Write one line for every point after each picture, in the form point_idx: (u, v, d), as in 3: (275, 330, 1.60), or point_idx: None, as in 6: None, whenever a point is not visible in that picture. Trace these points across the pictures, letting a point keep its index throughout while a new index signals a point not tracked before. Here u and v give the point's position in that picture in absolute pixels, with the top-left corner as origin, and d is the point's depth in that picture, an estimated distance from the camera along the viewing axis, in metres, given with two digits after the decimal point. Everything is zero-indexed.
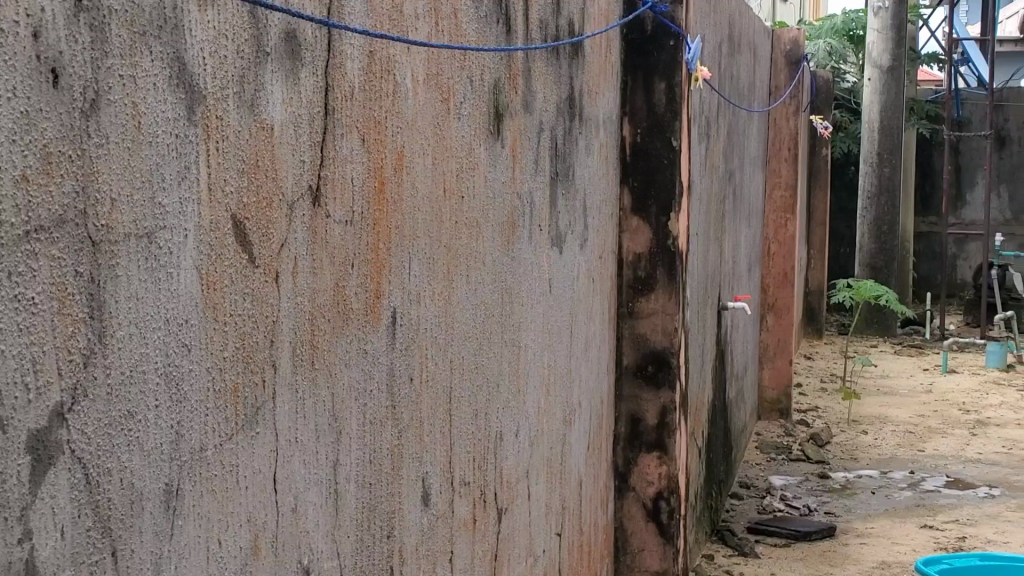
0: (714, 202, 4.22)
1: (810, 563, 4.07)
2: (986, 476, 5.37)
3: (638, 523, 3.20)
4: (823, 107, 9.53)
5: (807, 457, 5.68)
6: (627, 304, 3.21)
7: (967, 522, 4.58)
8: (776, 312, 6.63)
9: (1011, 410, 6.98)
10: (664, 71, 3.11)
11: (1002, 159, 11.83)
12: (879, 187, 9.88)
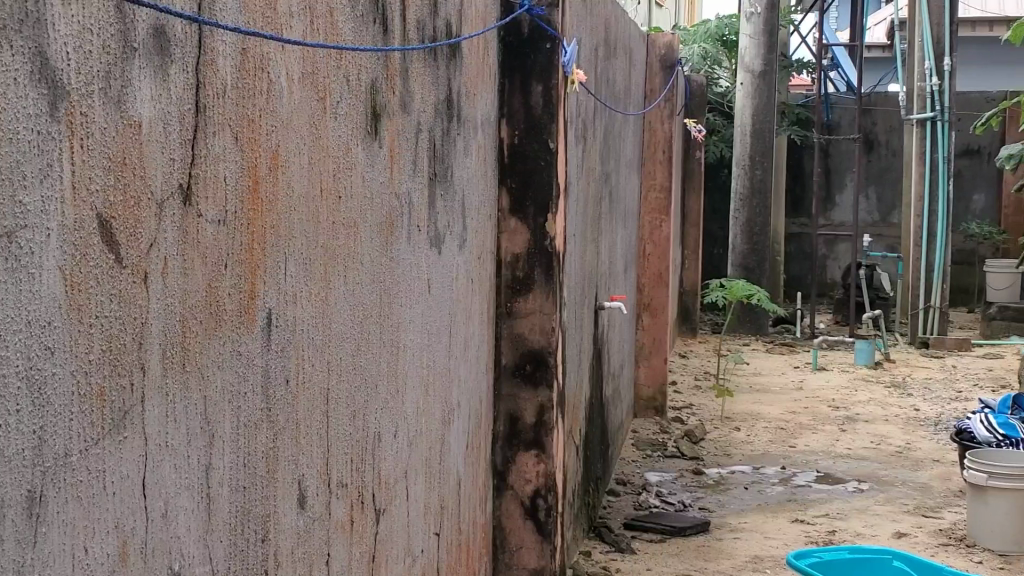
0: (591, 203, 4.27)
1: (685, 559, 4.15)
2: (855, 471, 5.55)
3: (516, 521, 3.22)
4: (697, 110, 9.73)
5: (682, 454, 5.80)
6: (505, 304, 3.23)
7: (835, 516, 4.73)
8: (651, 311, 6.73)
9: (878, 406, 7.24)
10: (540, 74, 3.14)
11: (869, 163, 12.26)
12: (751, 189, 10.14)
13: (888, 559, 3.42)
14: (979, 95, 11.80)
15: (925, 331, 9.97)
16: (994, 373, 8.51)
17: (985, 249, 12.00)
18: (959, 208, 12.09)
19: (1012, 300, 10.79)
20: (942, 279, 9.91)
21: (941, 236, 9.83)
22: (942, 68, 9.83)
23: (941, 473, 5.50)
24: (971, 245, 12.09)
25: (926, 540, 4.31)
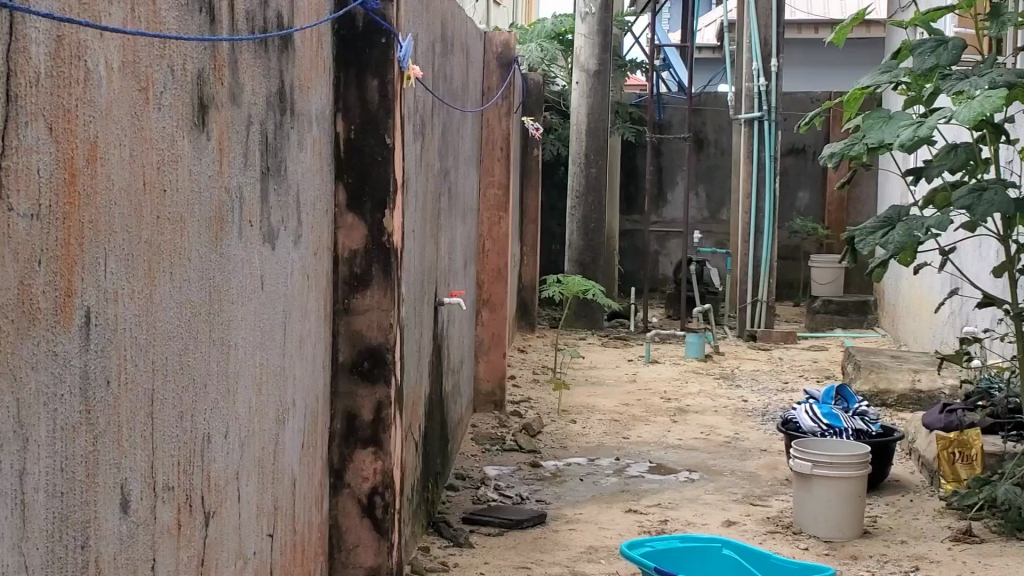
0: (429, 198, 4.27)
1: (521, 551, 4.19)
2: (686, 461, 5.72)
3: (353, 520, 3.21)
4: (534, 108, 9.84)
5: (520, 447, 5.86)
6: (343, 301, 3.19)
7: (668, 505, 4.86)
8: (490, 307, 6.77)
9: (708, 398, 7.47)
10: (376, 68, 3.11)
11: (701, 161, 12.63)
12: (587, 186, 10.32)
13: (718, 547, 3.55)
14: (804, 96, 12.28)
15: (754, 324, 10.33)
16: (817, 364, 8.87)
17: (809, 245, 12.51)
18: (785, 206, 12.56)
19: (835, 294, 11.28)
20: (769, 273, 10.29)
21: (768, 232, 10.20)
22: (769, 68, 10.16)
23: (769, 462, 5.70)
24: (797, 241, 12.61)
25: (754, 527, 4.46)
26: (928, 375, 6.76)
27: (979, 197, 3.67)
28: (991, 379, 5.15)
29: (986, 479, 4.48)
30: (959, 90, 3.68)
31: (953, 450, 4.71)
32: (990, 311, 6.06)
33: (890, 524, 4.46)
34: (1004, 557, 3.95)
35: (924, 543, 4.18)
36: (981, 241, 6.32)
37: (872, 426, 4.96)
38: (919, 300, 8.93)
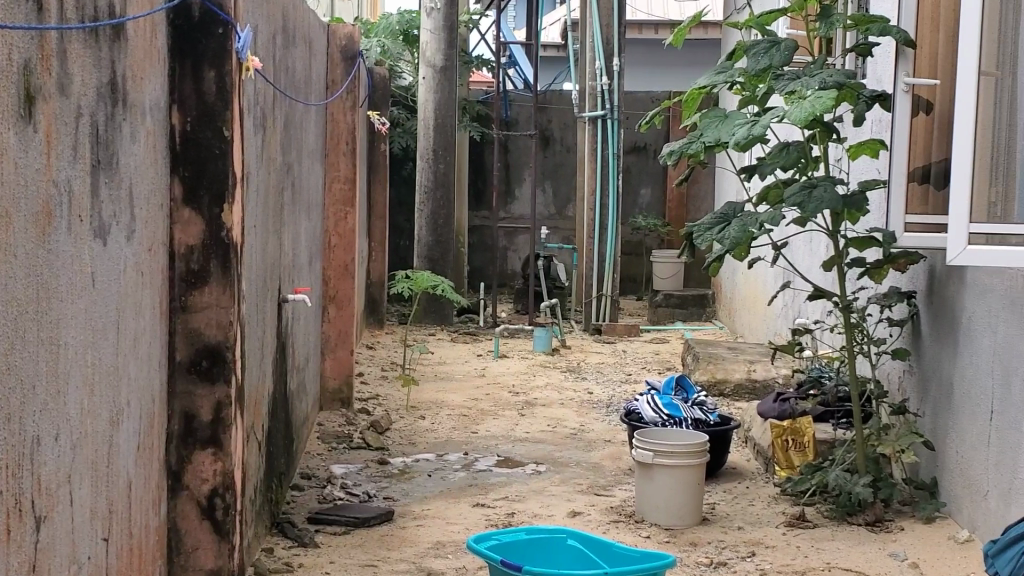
0: (271, 192, 4.19)
1: (367, 549, 4.16)
2: (532, 454, 5.77)
3: (192, 522, 3.13)
4: (380, 103, 9.76)
5: (368, 444, 5.81)
6: (179, 298, 3.10)
7: (514, 498, 4.90)
8: (337, 303, 6.69)
9: (554, 391, 7.55)
10: (213, 59, 3.04)
11: (546, 158, 12.77)
12: (434, 182, 10.31)
13: (563, 538, 3.61)
14: (645, 95, 12.55)
15: (598, 318, 10.50)
16: (659, 356, 9.08)
17: (651, 240, 12.80)
18: (628, 202, 12.82)
19: (676, 288, 11.57)
20: (613, 268, 10.48)
21: (612, 228, 10.39)
22: (611, 67, 10.33)
23: (612, 453, 5.81)
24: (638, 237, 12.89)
25: (598, 517, 4.54)
26: (763, 365, 7.00)
27: (809, 194, 3.79)
28: (822, 370, 5.36)
29: (817, 466, 4.67)
30: (791, 90, 3.80)
31: (786, 438, 4.87)
32: (820, 304, 6.32)
33: (728, 511, 4.60)
34: (835, 540, 4.11)
35: (761, 529, 4.32)
36: (812, 236, 6.58)
37: (710, 416, 5.10)
38: (755, 294, 9.23)
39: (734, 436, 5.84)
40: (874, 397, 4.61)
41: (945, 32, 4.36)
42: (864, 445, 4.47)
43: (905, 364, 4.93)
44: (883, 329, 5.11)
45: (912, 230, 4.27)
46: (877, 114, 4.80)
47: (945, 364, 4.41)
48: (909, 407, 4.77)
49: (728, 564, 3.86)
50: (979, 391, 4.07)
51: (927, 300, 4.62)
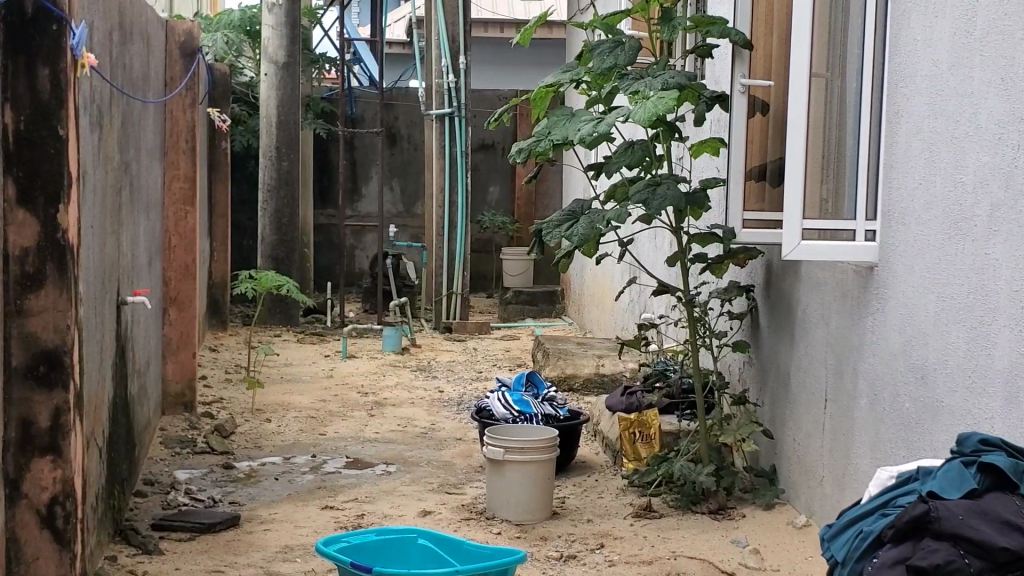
0: (109, 191, 4.05)
1: (214, 554, 4.07)
2: (383, 454, 5.74)
3: (31, 531, 3.00)
4: (221, 100, 9.53)
5: (213, 449, 5.67)
6: (13, 302, 2.95)
7: (364, 499, 4.85)
8: (178, 305, 6.51)
9: (403, 390, 7.52)
10: (47, 56, 2.91)
11: (392, 156, 12.72)
12: (277, 180, 10.13)
13: (414, 538, 3.59)
14: (491, 93, 12.62)
15: (448, 316, 10.50)
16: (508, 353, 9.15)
17: (498, 238, 12.88)
18: (476, 200, 12.86)
19: (525, 285, 11.67)
20: (462, 266, 10.50)
21: (460, 226, 10.42)
22: (457, 65, 10.29)
23: (463, 450, 5.82)
24: (485, 235, 12.96)
25: (449, 515, 4.54)
26: (611, 359, 7.13)
27: (653, 192, 3.86)
28: (667, 362, 5.50)
29: (663, 457, 4.78)
30: (634, 90, 3.84)
31: (633, 431, 4.95)
32: (665, 299, 6.47)
33: (577, 504, 4.66)
34: (680, 529, 4.21)
35: (609, 521, 4.39)
36: (657, 233, 6.73)
37: (560, 410, 5.15)
38: (601, 290, 9.40)
39: (585, 430, 5.93)
40: (717, 388, 4.74)
41: (778, 36, 4.53)
42: (708, 436, 4.58)
43: (745, 356, 5.09)
44: (724, 323, 5.26)
45: (749, 227, 4.39)
46: (717, 114, 4.94)
47: (781, 355, 4.58)
48: (749, 397, 4.93)
49: (577, 557, 3.91)
50: (814, 381, 4.25)
51: (764, 294, 4.79)
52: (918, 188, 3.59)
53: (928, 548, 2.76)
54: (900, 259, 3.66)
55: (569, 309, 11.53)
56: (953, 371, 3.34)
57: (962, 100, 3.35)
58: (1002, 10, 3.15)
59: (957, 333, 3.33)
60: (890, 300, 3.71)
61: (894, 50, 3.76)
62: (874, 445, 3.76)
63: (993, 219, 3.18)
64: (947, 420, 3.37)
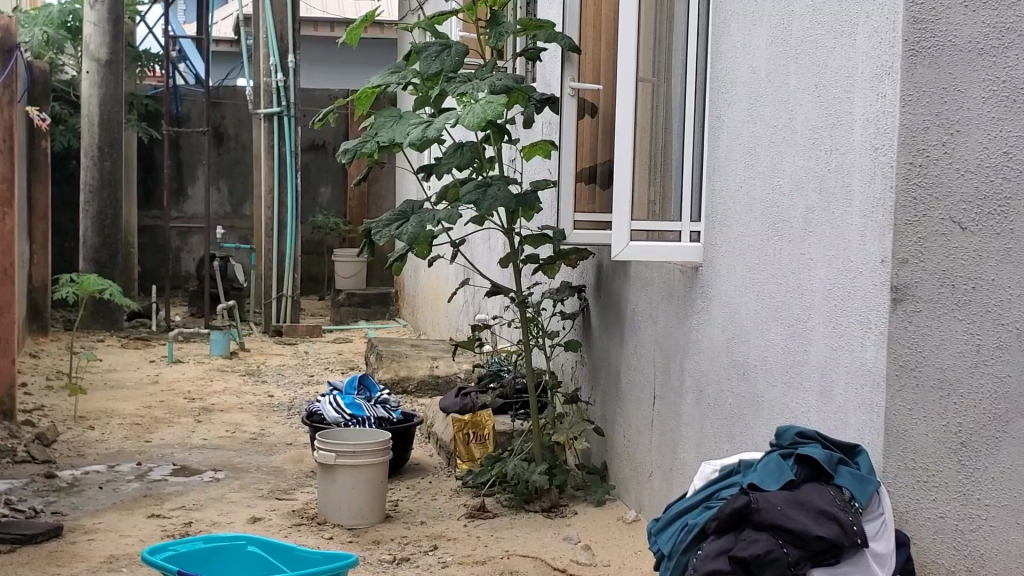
0: None
1: (34, 566, 3.89)
2: (212, 461, 5.59)
3: None
4: (40, 97, 9.14)
5: (32, 458, 5.43)
6: None
7: (192, 507, 4.72)
8: None
9: (232, 395, 7.35)
10: None
11: (220, 155, 12.47)
12: (101, 180, 9.77)
13: (243, 544, 3.53)
14: (321, 92, 12.49)
15: (278, 319, 10.35)
16: (341, 356, 9.06)
17: (330, 240, 12.77)
18: (307, 201, 12.78)
19: (358, 287, 11.60)
20: (293, 268, 10.36)
21: (291, 227, 10.28)
22: (286, 64, 10.18)
23: (293, 455, 5.73)
24: (318, 236, 12.80)
25: (279, 521, 4.45)
26: (445, 361, 7.14)
27: (483, 193, 3.85)
28: (502, 363, 5.53)
29: (497, 457, 4.80)
30: (463, 93, 3.83)
31: (467, 432, 4.96)
32: (498, 299, 6.52)
33: (411, 507, 4.65)
34: (514, 528, 4.24)
35: (442, 522, 4.39)
36: (488, 233, 6.77)
37: (393, 413, 5.13)
38: (436, 291, 9.41)
39: (418, 432, 5.91)
40: (550, 387, 4.81)
41: (605, 41, 4.61)
42: (541, 435, 4.63)
43: (577, 355, 5.17)
44: (557, 323, 5.34)
45: (581, 229, 4.46)
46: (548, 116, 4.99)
47: (612, 353, 4.66)
48: (581, 396, 5.00)
49: (411, 559, 3.90)
50: (642, 379, 4.34)
51: (595, 294, 4.86)
52: (738, 190, 3.70)
53: (748, 539, 2.85)
54: (723, 258, 3.77)
55: (404, 311, 11.49)
56: (772, 366, 3.47)
57: (779, 104, 3.48)
58: (815, 20, 3.30)
59: (776, 330, 3.46)
60: (714, 299, 3.81)
61: (716, 56, 3.88)
62: (700, 440, 3.86)
63: (809, 221, 3.33)
64: (767, 414, 3.49)
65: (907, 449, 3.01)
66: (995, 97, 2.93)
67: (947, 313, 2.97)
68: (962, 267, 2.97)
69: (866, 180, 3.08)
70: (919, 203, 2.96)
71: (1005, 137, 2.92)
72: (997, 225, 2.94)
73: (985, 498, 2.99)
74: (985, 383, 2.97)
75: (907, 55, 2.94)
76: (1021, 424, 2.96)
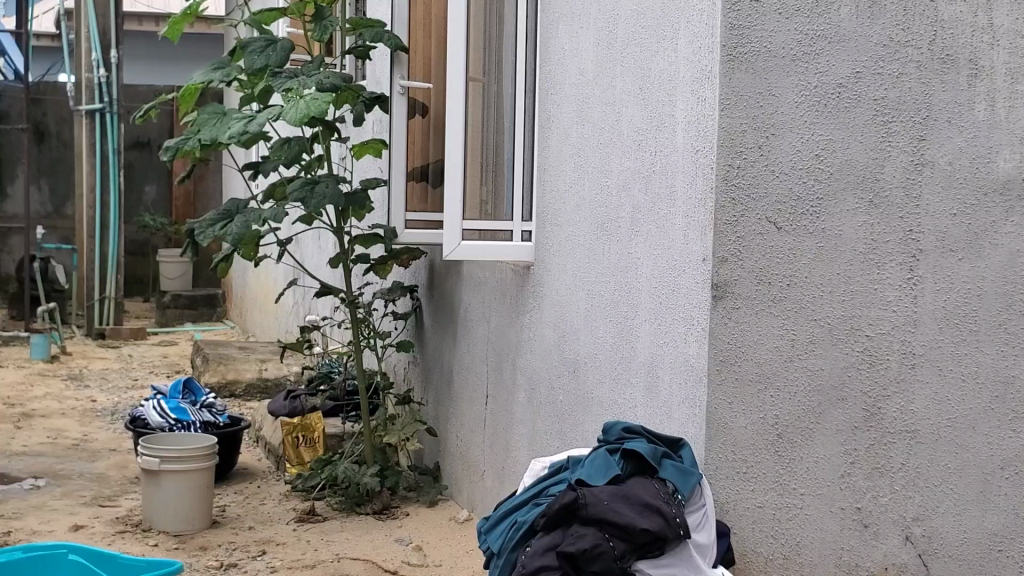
0: None
1: None
2: (32, 468, 5.37)
3: None
4: None
5: None
6: None
7: (11, 516, 4.52)
8: None
9: (53, 400, 7.08)
10: None
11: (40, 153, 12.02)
12: None
13: (63, 553, 3.35)
14: (146, 89, 12.22)
15: (101, 323, 9.99)
16: (167, 359, 8.85)
17: (156, 240, 12.46)
18: (132, 202, 12.38)
19: (184, 287, 11.41)
20: (117, 269, 10.07)
21: (113, 228, 10.00)
22: (108, 59, 9.93)
23: (118, 461, 5.55)
24: (144, 236, 12.47)
25: (102, 530, 4.31)
26: (274, 363, 7.05)
27: (311, 190, 3.79)
28: (333, 364, 5.50)
29: (326, 460, 4.71)
30: (288, 88, 3.76)
31: (296, 435, 4.93)
32: (327, 300, 6.50)
33: (239, 512, 4.56)
34: (342, 532, 4.19)
35: (270, 527, 4.31)
36: (317, 233, 6.72)
37: (220, 418, 5.02)
38: (263, 292, 9.25)
39: (246, 436, 5.82)
40: (382, 389, 4.77)
41: (435, 41, 4.57)
42: (371, 437, 4.60)
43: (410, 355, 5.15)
44: (388, 323, 5.33)
45: (412, 230, 4.49)
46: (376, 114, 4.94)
47: (445, 353, 4.67)
48: (414, 397, 5.00)
49: (238, 565, 3.82)
50: (474, 378, 4.36)
51: (427, 294, 4.86)
52: (568, 191, 3.75)
53: (575, 534, 2.85)
54: (553, 258, 3.81)
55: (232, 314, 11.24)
56: (601, 363, 3.52)
57: (606, 106, 3.53)
58: (639, 23, 3.36)
59: (605, 329, 3.52)
60: (545, 298, 3.85)
61: (544, 58, 3.92)
62: (531, 438, 3.90)
63: (635, 222, 3.39)
64: (596, 411, 3.54)
65: (727, 442, 3.12)
66: (808, 102, 3.08)
67: (763, 309, 3.10)
68: (777, 265, 3.10)
69: (688, 180, 3.16)
70: (738, 204, 3.06)
71: (816, 139, 3.09)
72: (809, 223, 3.10)
73: (800, 487, 3.15)
74: (799, 376, 3.13)
75: (726, 59, 3.03)
76: (832, 415, 3.14)
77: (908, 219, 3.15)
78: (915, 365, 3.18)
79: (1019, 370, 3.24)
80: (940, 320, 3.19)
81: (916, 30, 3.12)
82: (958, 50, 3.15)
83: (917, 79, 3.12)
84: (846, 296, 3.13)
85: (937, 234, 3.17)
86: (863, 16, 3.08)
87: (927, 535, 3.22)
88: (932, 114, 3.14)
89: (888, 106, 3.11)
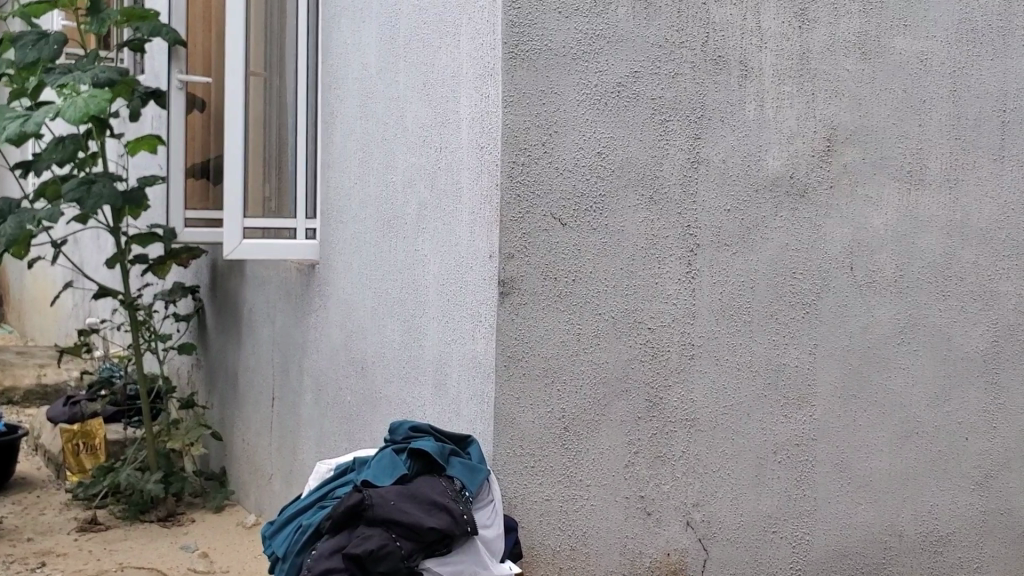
0: None
1: None
2: None
3: None
4: None
5: None
6: None
7: None
8: None
9: None
10: None
11: None
12: None
13: None
14: None
15: None
16: None
17: None
18: None
19: None
20: None
21: None
22: None
23: None
24: None
25: None
26: (53, 370, 6.82)
27: (86, 190, 3.70)
28: (112, 367, 5.41)
29: (109, 467, 4.58)
30: (63, 84, 3.65)
31: (76, 442, 4.82)
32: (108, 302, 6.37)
33: (17, 523, 4.40)
34: (126, 540, 4.09)
35: (51, 538, 4.18)
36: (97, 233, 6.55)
37: None
38: (42, 294, 8.96)
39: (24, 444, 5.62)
40: (163, 394, 4.70)
41: (215, 34, 4.54)
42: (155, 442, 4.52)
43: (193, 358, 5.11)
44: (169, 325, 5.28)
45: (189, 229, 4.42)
46: (154, 109, 4.84)
47: (233, 352, 4.60)
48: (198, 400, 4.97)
49: None
50: (262, 378, 4.32)
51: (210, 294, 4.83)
52: (353, 187, 3.73)
53: (362, 535, 2.72)
54: (340, 255, 3.78)
55: (11, 317, 10.81)
56: (389, 362, 3.50)
57: (389, 102, 3.51)
58: (422, 18, 3.33)
59: (392, 327, 3.49)
60: (330, 298, 3.83)
61: (327, 52, 3.89)
62: (319, 438, 3.87)
63: (421, 218, 3.35)
64: (384, 410, 3.52)
65: (515, 438, 3.04)
66: (589, 100, 3.06)
67: (550, 305, 3.06)
68: (562, 263, 3.07)
69: (473, 178, 3.08)
70: (523, 200, 3.00)
71: (597, 138, 3.08)
72: (591, 220, 3.10)
73: (586, 479, 3.14)
74: (585, 370, 3.11)
75: (506, 57, 2.96)
76: (617, 407, 3.16)
77: (685, 214, 3.22)
78: (694, 356, 3.26)
79: (789, 358, 3.40)
80: (717, 314, 3.29)
81: (690, 31, 3.18)
82: (728, 51, 3.25)
83: (692, 80, 3.19)
84: (627, 290, 3.15)
85: (713, 230, 3.27)
86: (639, 17, 3.10)
87: (706, 519, 3.31)
88: (707, 113, 3.22)
89: (664, 106, 3.16)
